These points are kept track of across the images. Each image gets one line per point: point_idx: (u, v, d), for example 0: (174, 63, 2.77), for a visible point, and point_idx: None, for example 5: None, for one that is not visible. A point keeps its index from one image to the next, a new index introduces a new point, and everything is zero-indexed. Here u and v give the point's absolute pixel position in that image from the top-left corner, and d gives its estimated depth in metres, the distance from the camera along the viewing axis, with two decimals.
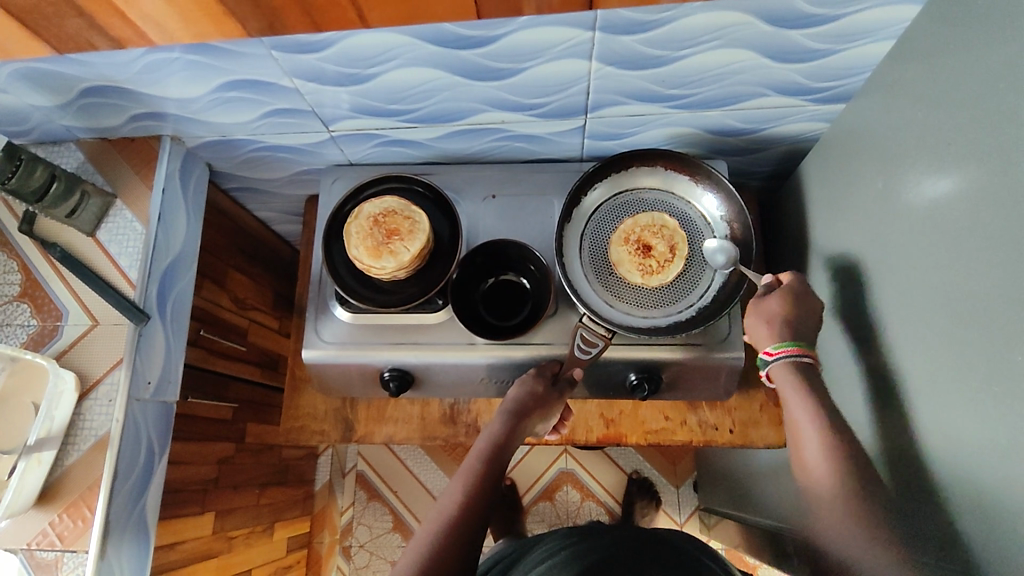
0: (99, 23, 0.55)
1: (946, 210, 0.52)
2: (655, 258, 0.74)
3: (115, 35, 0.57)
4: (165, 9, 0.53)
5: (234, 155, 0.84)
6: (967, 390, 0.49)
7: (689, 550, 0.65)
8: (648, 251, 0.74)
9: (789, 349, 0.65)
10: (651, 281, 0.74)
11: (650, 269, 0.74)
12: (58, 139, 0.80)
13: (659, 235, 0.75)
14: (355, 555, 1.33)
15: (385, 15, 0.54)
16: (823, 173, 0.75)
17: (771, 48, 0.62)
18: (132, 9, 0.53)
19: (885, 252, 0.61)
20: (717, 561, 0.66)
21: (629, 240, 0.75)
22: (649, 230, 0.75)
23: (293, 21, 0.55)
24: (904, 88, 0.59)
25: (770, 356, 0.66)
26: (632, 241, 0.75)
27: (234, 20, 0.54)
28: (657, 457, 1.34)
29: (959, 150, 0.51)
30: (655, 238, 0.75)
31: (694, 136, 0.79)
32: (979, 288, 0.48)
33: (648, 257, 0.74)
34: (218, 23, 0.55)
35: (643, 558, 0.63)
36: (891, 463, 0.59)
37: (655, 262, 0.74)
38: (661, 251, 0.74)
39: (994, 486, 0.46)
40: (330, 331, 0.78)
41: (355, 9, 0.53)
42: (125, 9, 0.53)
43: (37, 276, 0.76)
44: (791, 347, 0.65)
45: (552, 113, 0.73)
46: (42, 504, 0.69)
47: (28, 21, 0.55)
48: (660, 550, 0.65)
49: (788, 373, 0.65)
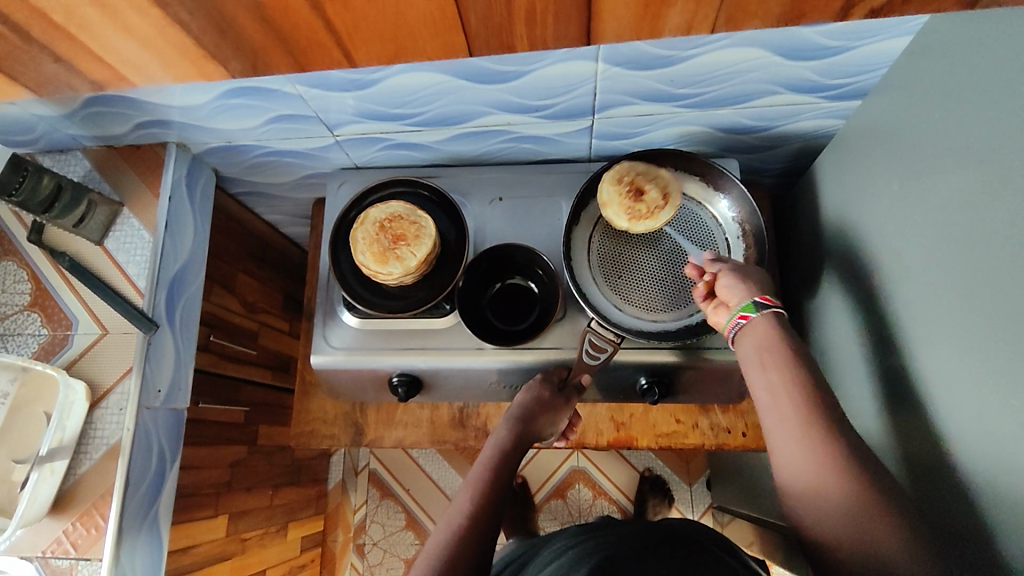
0: (81, 67, 0.56)
1: (964, 213, 0.50)
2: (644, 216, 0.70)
3: (100, 68, 0.57)
4: (151, 55, 0.54)
5: (239, 160, 0.83)
6: (983, 402, 0.48)
7: (697, 539, 0.67)
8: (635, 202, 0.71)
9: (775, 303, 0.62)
10: (637, 227, 0.70)
11: (640, 214, 0.69)
12: (65, 147, 0.80)
13: (650, 179, 0.70)
14: (368, 552, 1.34)
15: (371, 53, 0.53)
16: (838, 169, 0.73)
17: (783, 45, 0.60)
18: (110, 56, 0.54)
19: (899, 255, 0.59)
20: (737, 557, 0.66)
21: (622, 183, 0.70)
22: (643, 175, 0.71)
23: (276, 61, 0.54)
24: (921, 86, 0.56)
25: (763, 300, 0.61)
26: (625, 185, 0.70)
27: (216, 61, 0.54)
28: (670, 456, 1.34)
29: (978, 151, 0.48)
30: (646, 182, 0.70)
31: (704, 134, 0.78)
32: (998, 297, 0.46)
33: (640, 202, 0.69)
34: (199, 65, 0.55)
35: (656, 550, 0.63)
36: (910, 470, 0.58)
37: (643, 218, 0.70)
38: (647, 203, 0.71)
39: (1009, 501, 0.45)
40: (338, 337, 0.77)
41: (341, 49, 0.52)
42: (106, 57, 0.54)
43: (47, 285, 0.77)
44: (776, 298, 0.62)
45: (560, 114, 0.72)
46: (56, 513, 0.70)
47: (5, 66, 0.56)
48: (673, 543, 0.65)
49: (764, 328, 0.59)
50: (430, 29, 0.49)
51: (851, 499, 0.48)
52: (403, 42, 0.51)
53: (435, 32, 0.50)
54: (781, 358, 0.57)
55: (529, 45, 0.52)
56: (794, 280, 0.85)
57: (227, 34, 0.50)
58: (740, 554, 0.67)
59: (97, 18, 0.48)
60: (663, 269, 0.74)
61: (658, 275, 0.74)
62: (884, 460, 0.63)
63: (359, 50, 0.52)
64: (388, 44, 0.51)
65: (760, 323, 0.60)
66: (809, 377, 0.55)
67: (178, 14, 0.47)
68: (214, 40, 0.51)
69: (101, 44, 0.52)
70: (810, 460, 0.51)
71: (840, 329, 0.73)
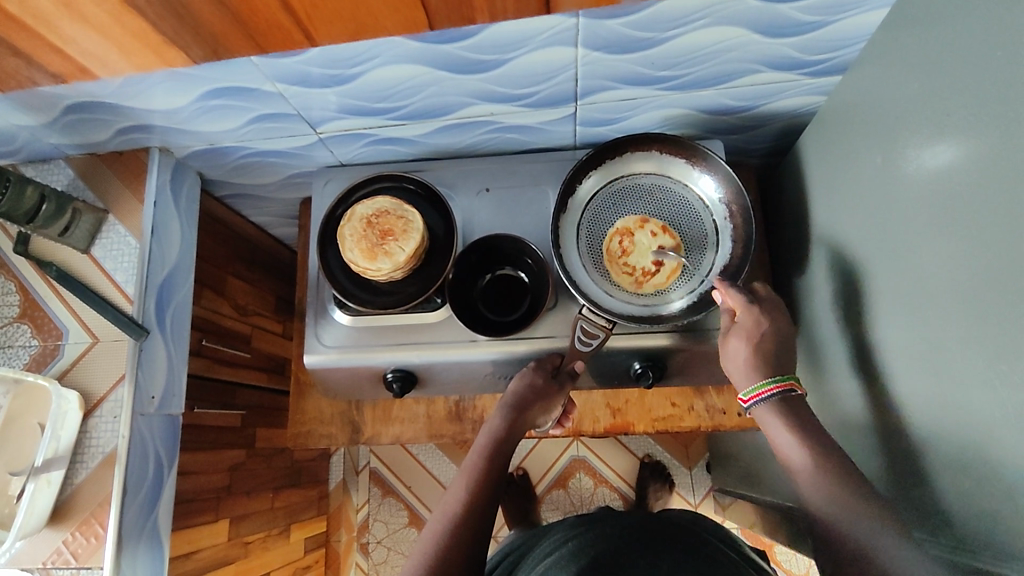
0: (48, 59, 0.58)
1: (946, 181, 0.50)
2: (644, 263, 0.74)
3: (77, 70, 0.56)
4: (112, 49, 0.55)
5: (223, 163, 0.83)
6: (974, 370, 0.48)
7: (700, 532, 0.70)
8: (628, 235, 0.75)
9: (769, 385, 0.62)
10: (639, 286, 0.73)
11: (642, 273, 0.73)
12: (48, 157, 0.79)
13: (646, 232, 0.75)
14: (373, 551, 1.34)
15: (332, 32, 0.54)
16: (821, 147, 0.73)
17: (761, 22, 0.61)
18: (75, 52, 0.56)
19: (886, 228, 0.60)
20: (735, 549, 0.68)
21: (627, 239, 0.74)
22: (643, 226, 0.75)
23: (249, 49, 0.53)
24: (900, 58, 0.57)
25: (748, 403, 0.64)
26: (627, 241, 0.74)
27: (176, 48, 0.55)
28: (669, 441, 1.34)
29: (957, 118, 0.49)
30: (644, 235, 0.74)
31: (688, 117, 0.78)
32: (984, 263, 0.46)
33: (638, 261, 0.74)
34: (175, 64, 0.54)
35: (652, 543, 0.65)
36: (905, 443, 0.58)
37: (635, 269, 0.74)
38: (648, 233, 0.75)
39: (1007, 466, 0.44)
40: (331, 335, 0.77)
41: (301, 30, 0.53)
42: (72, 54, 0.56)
43: (35, 296, 0.76)
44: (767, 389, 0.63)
45: (542, 102, 0.71)
46: (55, 523, 0.70)
47: None
48: (666, 535, 0.67)
49: (771, 415, 0.62)
50: (390, 6, 0.51)
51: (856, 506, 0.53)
52: (362, 20, 0.52)
53: (396, 9, 0.51)
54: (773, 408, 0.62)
55: (489, 16, 0.54)
56: (783, 259, 0.86)
57: (183, 23, 0.52)
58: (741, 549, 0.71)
59: (54, 9, 0.49)
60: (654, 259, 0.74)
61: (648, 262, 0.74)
62: (878, 434, 0.63)
63: (318, 31, 0.53)
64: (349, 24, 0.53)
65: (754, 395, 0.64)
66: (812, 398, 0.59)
67: (137, 5, 0.48)
68: (173, 27, 0.52)
69: (62, 38, 0.54)
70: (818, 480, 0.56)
71: (828, 306, 0.73)
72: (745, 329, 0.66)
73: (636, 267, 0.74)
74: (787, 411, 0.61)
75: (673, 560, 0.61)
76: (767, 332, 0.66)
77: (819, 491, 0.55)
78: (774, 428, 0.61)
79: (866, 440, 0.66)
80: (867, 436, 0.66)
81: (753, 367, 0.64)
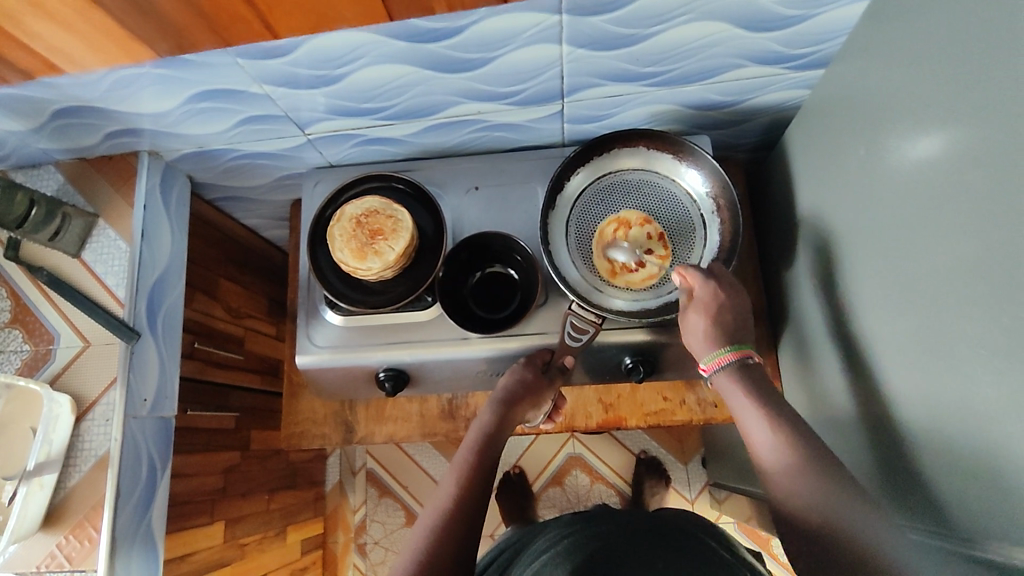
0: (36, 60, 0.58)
1: (929, 172, 0.50)
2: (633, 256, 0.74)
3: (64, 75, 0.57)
4: (83, 45, 0.56)
5: (213, 165, 0.83)
6: (957, 357, 0.48)
7: (694, 532, 0.70)
8: (627, 228, 0.74)
9: (725, 354, 0.64)
10: (616, 275, 0.74)
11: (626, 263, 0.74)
12: (37, 162, 0.79)
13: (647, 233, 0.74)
14: (370, 552, 1.34)
15: (292, 24, 0.54)
16: (807, 141, 0.74)
17: (744, 18, 0.61)
18: (60, 53, 0.56)
19: (871, 220, 0.60)
20: (727, 552, 0.69)
21: (626, 230, 0.74)
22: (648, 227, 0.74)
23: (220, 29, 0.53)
24: (881, 51, 0.57)
25: (707, 372, 0.65)
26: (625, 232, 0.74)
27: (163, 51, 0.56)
28: (664, 436, 1.34)
29: (937, 108, 0.49)
30: (643, 235, 0.74)
31: (674, 113, 0.78)
32: (966, 251, 0.46)
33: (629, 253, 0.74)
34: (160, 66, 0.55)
35: (646, 541, 0.65)
36: (893, 433, 0.59)
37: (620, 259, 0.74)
38: (638, 233, 0.74)
39: (990, 453, 0.45)
40: (322, 336, 0.77)
41: (261, 21, 0.53)
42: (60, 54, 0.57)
43: (26, 301, 0.76)
44: (724, 358, 0.64)
45: (529, 100, 0.72)
46: (49, 526, 0.70)
47: None
48: (660, 534, 0.67)
49: (729, 380, 0.63)
50: None
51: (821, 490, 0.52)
52: (321, 11, 0.53)
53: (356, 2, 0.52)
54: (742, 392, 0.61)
55: (448, 6, 0.54)
56: (771, 253, 0.86)
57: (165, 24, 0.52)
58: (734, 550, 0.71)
59: (36, 10, 0.50)
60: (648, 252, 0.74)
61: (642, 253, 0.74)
62: (866, 425, 0.64)
63: (277, 19, 0.53)
64: (305, 19, 0.54)
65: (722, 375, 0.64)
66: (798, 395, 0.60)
67: None
68: (140, 24, 0.53)
69: (41, 39, 0.54)
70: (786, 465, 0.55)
71: (816, 298, 0.74)
72: (702, 302, 0.66)
73: (615, 261, 0.74)
74: (751, 387, 0.62)
75: (666, 559, 0.61)
76: (724, 304, 0.66)
77: (786, 472, 0.54)
78: (732, 393, 0.62)
79: (854, 432, 0.67)
80: (855, 427, 0.66)
81: (710, 340, 0.65)
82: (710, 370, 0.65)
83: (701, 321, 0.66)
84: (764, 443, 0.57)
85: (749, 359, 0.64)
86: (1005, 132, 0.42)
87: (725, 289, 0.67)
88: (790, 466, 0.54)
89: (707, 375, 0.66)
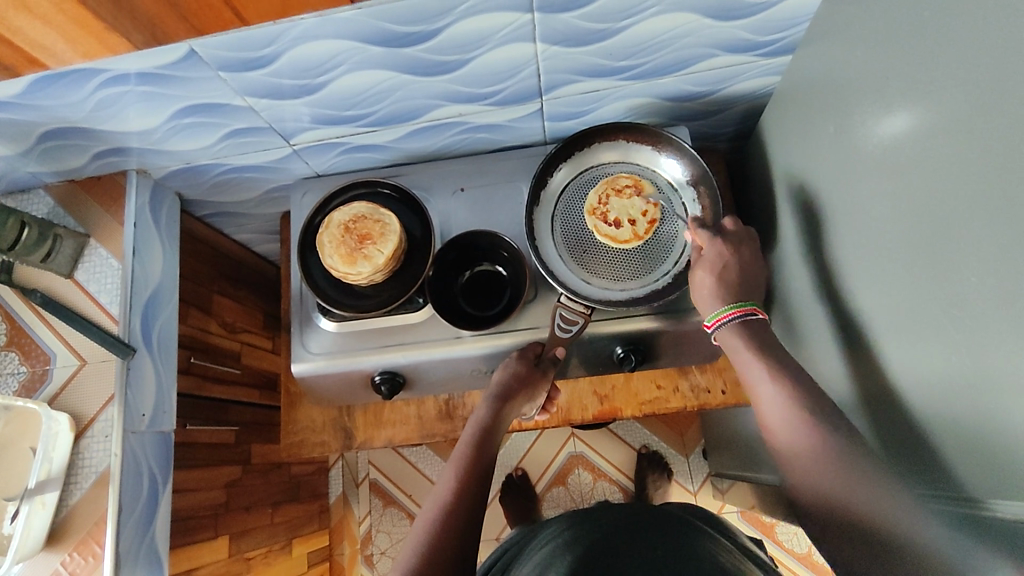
0: (20, 75, 0.58)
1: (900, 147, 0.52)
2: (619, 215, 0.75)
3: None
4: (68, 46, 0.54)
5: (201, 181, 0.84)
6: (938, 325, 0.49)
7: (691, 519, 0.71)
8: (625, 194, 0.75)
9: (727, 312, 0.66)
10: (591, 218, 0.75)
11: (609, 216, 0.75)
12: (27, 187, 0.81)
13: (640, 207, 0.75)
14: (377, 562, 1.34)
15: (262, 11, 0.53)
16: (781, 126, 0.75)
17: (712, 7, 0.63)
18: (50, 60, 0.56)
19: (848, 198, 0.62)
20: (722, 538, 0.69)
21: (625, 195, 0.75)
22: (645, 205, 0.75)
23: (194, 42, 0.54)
24: (845, 32, 0.59)
25: (710, 328, 0.68)
26: (623, 196, 0.75)
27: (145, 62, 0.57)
28: (664, 429, 1.35)
29: (904, 84, 0.51)
30: (637, 206, 0.75)
31: (652, 105, 0.80)
32: (939, 221, 0.48)
33: (618, 211, 0.75)
34: None
35: (644, 530, 0.66)
36: (883, 406, 0.59)
37: (605, 211, 0.75)
38: (642, 203, 0.75)
39: (973, 413, 0.46)
40: (316, 342, 0.78)
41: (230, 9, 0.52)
42: (47, 60, 0.56)
43: (21, 323, 0.77)
44: (731, 312, 0.66)
45: (508, 99, 0.73)
46: (52, 545, 0.71)
47: None
48: (658, 522, 0.68)
49: (732, 336, 0.66)
50: None
51: (835, 470, 0.55)
52: None
53: None
54: (755, 364, 0.63)
55: None
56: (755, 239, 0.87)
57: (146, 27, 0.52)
58: (733, 539, 0.71)
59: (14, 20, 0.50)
60: (635, 226, 0.74)
61: (626, 222, 0.74)
62: (857, 399, 0.65)
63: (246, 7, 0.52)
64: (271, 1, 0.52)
65: (728, 337, 0.66)
66: (787, 377, 0.61)
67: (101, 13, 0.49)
68: (112, 13, 0.50)
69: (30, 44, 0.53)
70: (799, 443, 0.58)
71: (801, 279, 0.75)
72: (710, 260, 0.69)
73: (607, 204, 0.75)
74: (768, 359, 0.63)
75: (663, 548, 0.62)
76: (731, 262, 0.69)
77: (805, 452, 0.57)
78: (739, 352, 0.65)
79: (847, 407, 0.67)
80: (847, 403, 0.67)
81: (716, 299, 0.68)
82: (713, 327, 0.68)
83: (707, 279, 0.68)
84: (777, 411, 0.60)
85: (754, 315, 0.66)
86: (973, 97, 0.43)
87: (732, 248, 0.70)
88: (807, 444, 0.57)
89: (711, 332, 0.69)
